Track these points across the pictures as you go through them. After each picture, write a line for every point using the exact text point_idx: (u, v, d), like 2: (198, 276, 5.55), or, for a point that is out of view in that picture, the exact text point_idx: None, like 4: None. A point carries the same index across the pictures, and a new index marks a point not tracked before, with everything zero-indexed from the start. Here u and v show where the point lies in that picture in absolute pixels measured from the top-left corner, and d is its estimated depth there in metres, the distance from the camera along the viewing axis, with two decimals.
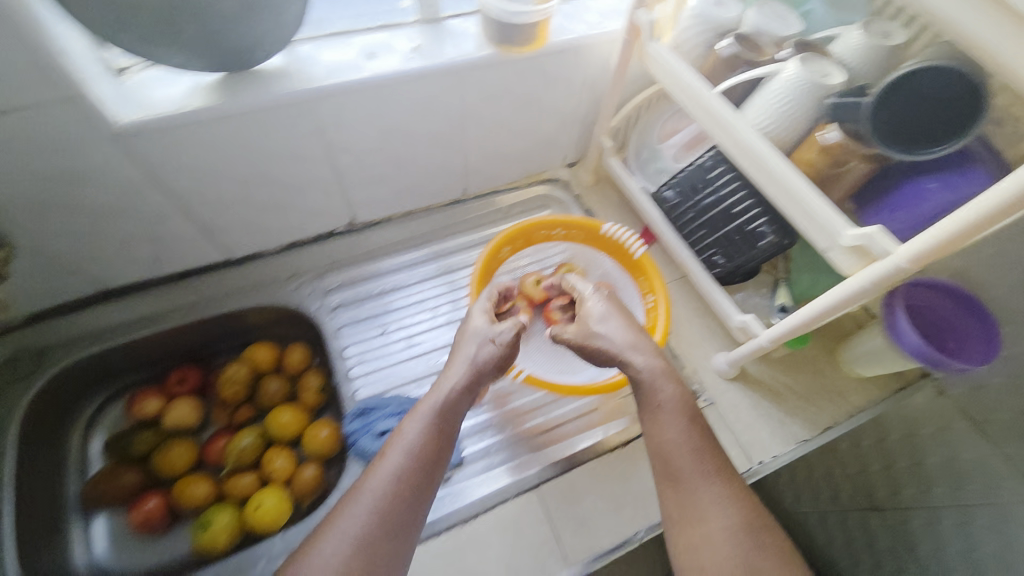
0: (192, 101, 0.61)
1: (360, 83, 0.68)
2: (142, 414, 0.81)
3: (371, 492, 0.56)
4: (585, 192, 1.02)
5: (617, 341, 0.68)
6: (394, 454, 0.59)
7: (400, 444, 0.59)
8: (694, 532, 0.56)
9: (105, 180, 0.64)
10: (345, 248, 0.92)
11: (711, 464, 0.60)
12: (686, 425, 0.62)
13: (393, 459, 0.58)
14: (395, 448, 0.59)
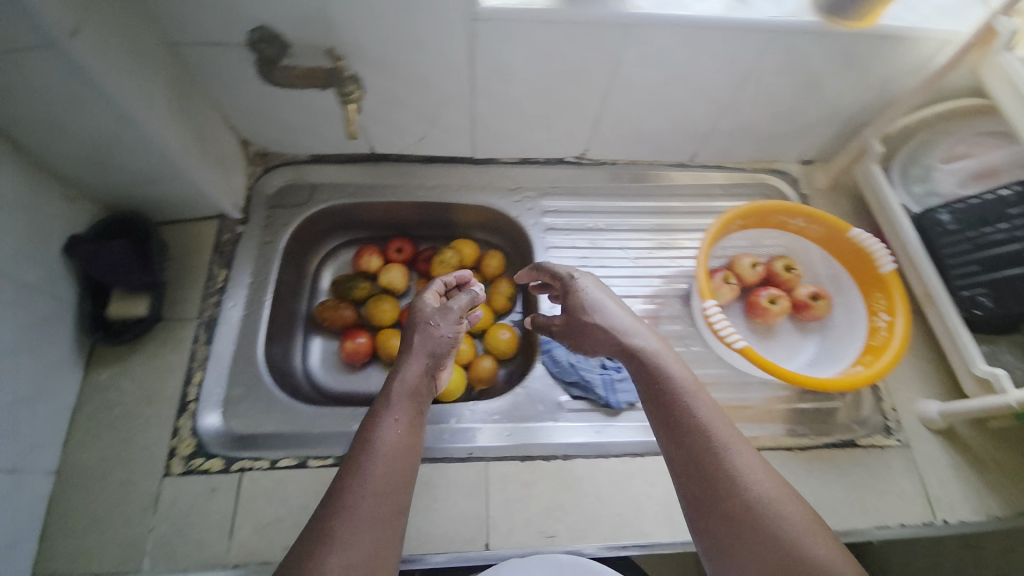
0: (541, 2, 0.65)
1: (687, 23, 0.68)
2: (365, 267, 0.92)
3: (382, 452, 0.55)
4: (814, 195, 0.97)
5: (617, 325, 0.67)
6: (394, 415, 0.59)
7: (399, 401, 0.60)
8: (739, 523, 0.51)
9: (438, 55, 0.70)
10: (567, 178, 0.96)
11: (727, 435, 0.56)
12: (700, 414, 0.58)
13: (396, 418, 0.59)
14: (397, 407, 0.60)
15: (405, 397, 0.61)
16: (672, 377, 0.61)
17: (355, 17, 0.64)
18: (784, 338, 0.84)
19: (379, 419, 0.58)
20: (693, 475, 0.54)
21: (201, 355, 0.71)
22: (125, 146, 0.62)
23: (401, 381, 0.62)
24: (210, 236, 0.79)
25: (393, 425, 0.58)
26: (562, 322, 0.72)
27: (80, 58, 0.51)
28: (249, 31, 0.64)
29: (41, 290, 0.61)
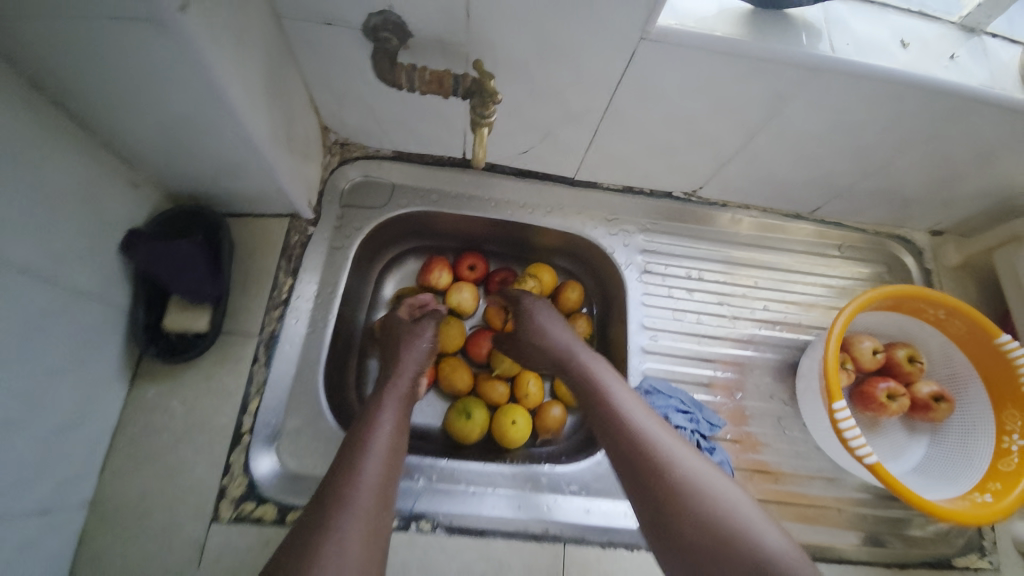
0: (723, 27, 0.53)
1: (887, 76, 0.56)
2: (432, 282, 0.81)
3: (376, 449, 0.54)
4: (939, 271, 0.88)
5: (557, 345, 0.70)
6: (388, 416, 0.58)
7: (388, 405, 0.59)
8: (705, 537, 0.49)
9: (581, 70, 0.58)
10: (672, 214, 0.85)
11: (676, 445, 0.56)
12: (616, 422, 0.59)
13: (386, 420, 0.57)
14: (387, 410, 0.59)
15: (398, 401, 0.61)
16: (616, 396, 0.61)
17: (499, 16, 0.52)
18: (888, 434, 0.78)
19: (375, 419, 0.57)
20: (652, 494, 0.53)
21: (259, 379, 0.62)
22: (211, 136, 0.52)
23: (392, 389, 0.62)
24: (279, 237, 0.68)
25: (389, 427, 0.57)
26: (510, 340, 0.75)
27: (188, 39, 0.40)
28: (371, 14, 0.52)
29: (93, 291, 0.53)
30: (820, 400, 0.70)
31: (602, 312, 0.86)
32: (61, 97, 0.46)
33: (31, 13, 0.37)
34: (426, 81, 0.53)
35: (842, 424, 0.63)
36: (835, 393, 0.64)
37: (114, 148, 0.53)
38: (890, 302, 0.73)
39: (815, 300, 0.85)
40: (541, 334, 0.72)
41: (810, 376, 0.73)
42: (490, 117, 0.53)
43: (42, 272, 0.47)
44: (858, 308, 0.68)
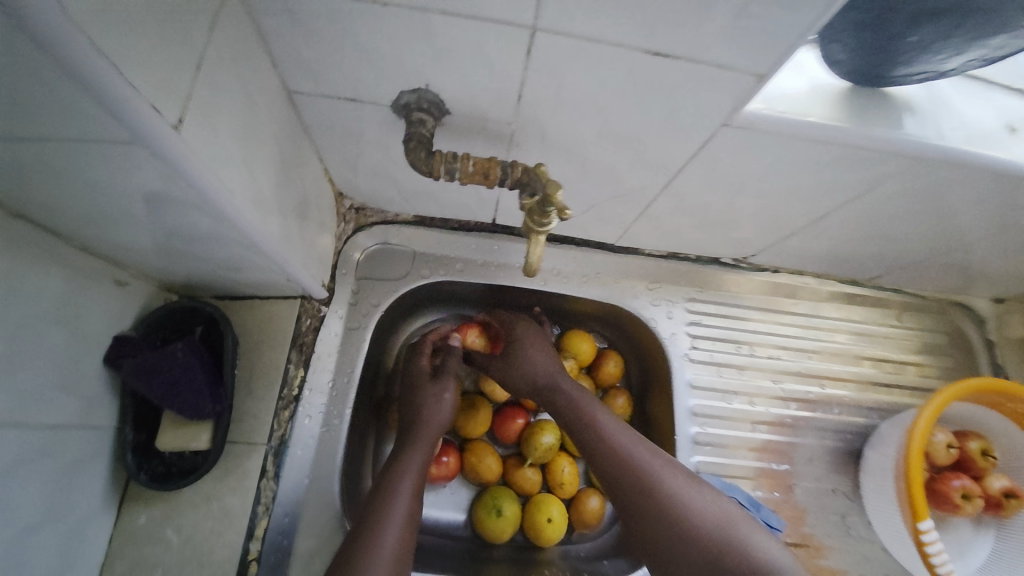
0: (817, 110, 0.45)
1: (998, 166, 0.49)
2: None
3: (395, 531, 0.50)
4: (1001, 343, 0.82)
5: (537, 369, 0.63)
6: (406, 484, 0.54)
7: (407, 473, 0.55)
8: (705, 561, 0.46)
9: (645, 152, 0.50)
10: (718, 282, 0.77)
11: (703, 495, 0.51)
12: (615, 462, 0.54)
13: (404, 490, 0.53)
14: (407, 478, 0.55)
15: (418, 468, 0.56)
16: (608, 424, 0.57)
17: (556, 99, 0.44)
18: (954, 528, 0.72)
19: (394, 491, 0.53)
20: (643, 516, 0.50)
21: (267, 496, 0.54)
22: (212, 241, 0.44)
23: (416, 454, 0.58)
24: (290, 324, 0.60)
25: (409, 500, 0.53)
26: (495, 364, 0.66)
27: (181, 162, 0.32)
28: (403, 91, 0.44)
29: (72, 423, 0.44)
30: (899, 512, 0.62)
31: (641, 386, 0.78)
32: (24, 211, 0.38)
33: None
34: (470, 172, 0.45)
35: (927, 545, 0.57)
36: (919, 510, 0.58)
37: (93, 251, 0.45)
38: (968, 395, 0.66)
39: (871, 376, 0.78)
40: (526, 355, 0.64)
41: (881, 476, 0.66)
42: (546, 226, 0.48)
43: (9, 424, 0.39)
44: (940, 408, 0.62)
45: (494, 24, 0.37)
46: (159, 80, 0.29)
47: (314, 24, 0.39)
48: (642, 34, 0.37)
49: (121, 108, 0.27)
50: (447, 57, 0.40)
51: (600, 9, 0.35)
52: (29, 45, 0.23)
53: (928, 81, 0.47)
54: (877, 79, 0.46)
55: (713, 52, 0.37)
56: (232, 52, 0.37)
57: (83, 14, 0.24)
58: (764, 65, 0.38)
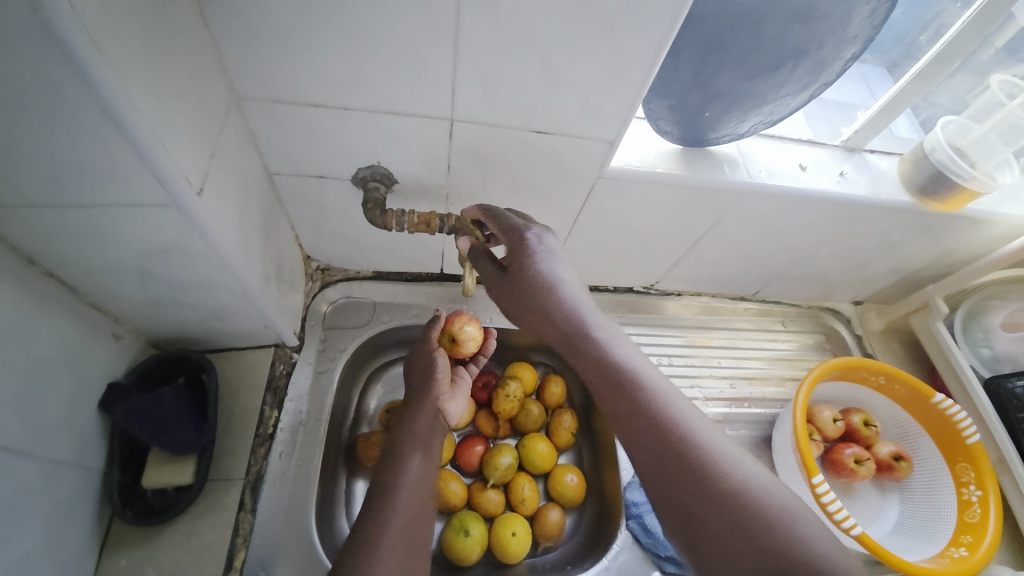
0: (662, 164, 0.64)
1: (798, 194, 0.68)
2: None
3: (408, 487, 0.58)
4: (868, 335, 1.00)
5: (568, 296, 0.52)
6: (416, 453, 0.62)
7: (414, 443, 0.63)
8: (685, 490, 0.40)
9: (550, 201, 0.66)
10: (636, 307, 0.92)
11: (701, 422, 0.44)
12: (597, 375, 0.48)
13: (416, 457, 0.61)
14: (414, 448, 0.62)
15: (422, 437, 0.64)
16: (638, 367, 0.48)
17: (476, 166, 0.60)
18: (863, 496, 0.82)
19: (403, 461, 0.60)
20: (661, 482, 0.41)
21: (246, 528, 0.59)
22: (208, 290, 0.54)
23: (416, 426, 0.65)
24: (264, 369, 0.68)
25: (421, 464, 0.61)
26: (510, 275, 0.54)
27: (200, 219, 0.44)
28: (360, 167, 0.59)
29: (67, 459, 0.51)
30: (800, 474, 0.75)
31: (585, 404, 0.89)
32: (55, 270, 0.47)
33: (49, 207, 0.40)
34: (416, 223, 0.59)
35: (822, 497, 0.69)
36: (811, 468, 0.71)
37: (101, 307, 0.53)
38: (838, 373, 0.82)
39: (779, 374, 0.92)
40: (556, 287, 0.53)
41: (785, 451, 0.79)
42: (477, 255, 0.61)
43: (18, 450, 0.46)
44: (812, 383, 0.77)
45: (424, 117, 0.53)
46: (191, 162, 0.42)
47: (293, 123, 0.53)
48: (525, 118, 0.54)
49: (169, 180, 0.39)
50: (392, 141, 0.56)
51: (494, 104, 0.52)
52: (120, 142, 0.36)
53: (737, 139, 0.66)
54: (700, 140, 0.65)
55: (575, 127, 0.55)
56: (233, 145, 0.51)
57: (156, 122, 0.37)
58: (610, 134, 0.56)
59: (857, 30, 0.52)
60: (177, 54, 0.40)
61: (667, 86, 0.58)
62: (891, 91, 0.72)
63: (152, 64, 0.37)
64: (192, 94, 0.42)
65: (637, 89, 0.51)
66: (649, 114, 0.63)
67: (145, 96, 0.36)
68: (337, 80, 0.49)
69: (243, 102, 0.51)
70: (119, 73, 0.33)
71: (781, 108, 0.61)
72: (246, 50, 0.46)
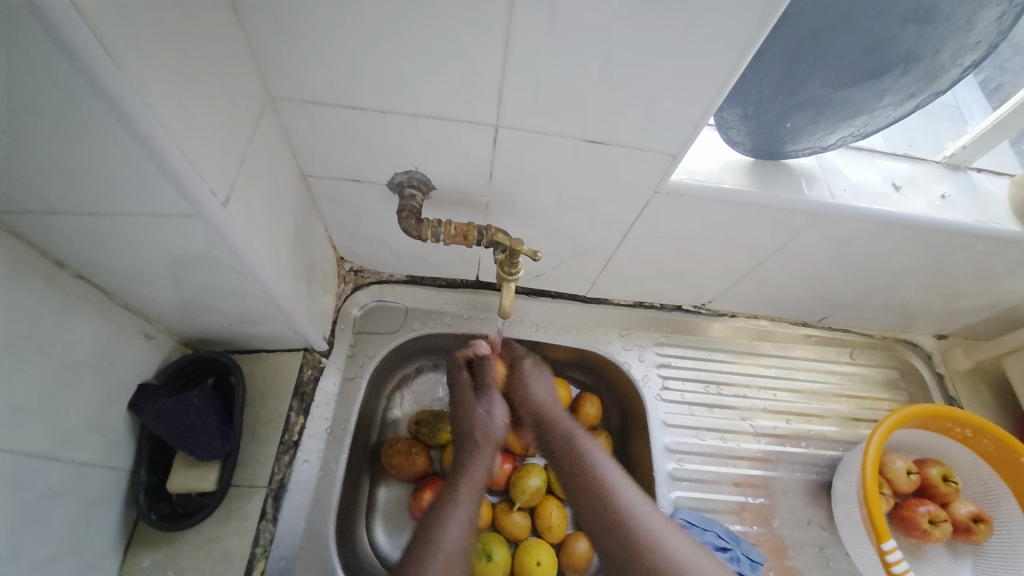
0: (729, 179, 0.57)
1: (890, 218, 0.59)
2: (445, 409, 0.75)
3: (446, 550, 0.56)
4: (951, 375, 0.88)
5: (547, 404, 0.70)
6: (462, 510, 0.60)
7: (462, 496, 0.61)
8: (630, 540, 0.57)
9: (599, 215, 0.60)
10: (683, 327, 0.84)
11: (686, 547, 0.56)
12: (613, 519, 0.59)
13: (458, 514, 0.59)
14: (462, 503, 0.60)
15: (474, 493, 0.62)
16: (612, 485, 0.62)
17: (519, 175, 0.55)
18: (933, 559, 0.73)
19: (446, 515, 0.59)
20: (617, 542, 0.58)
21: (265, 538, 0.58)
22: (236, 297, 0.52)
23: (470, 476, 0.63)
24: (292, 374, 0.66)
25: (464, 520, 0.59)
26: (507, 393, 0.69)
27: (225, 230, 0.42)
28: (397, 173, 0.55)
29: (94, 461, 0.51)
30: (865, 535, 0.67)
31: (621, 427, 0.83)
32: (85, 273, 0.47)
33: (75, 215, 0.39)
34: (452, 235, 0.55)
35: (893, 566, 0.61)
36: (881, 531, 0.63)
37: (132, 308, 0.53)
38: (916, 420, 0.72)
39: (842, 411, 0.83)
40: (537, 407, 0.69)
41: (848, 503, 0.70)
42: (515, 275, 0.57)
43: (45, 456, 0.46)
44: (886, 431, 0.67)
45: (466, 122, 0.49)
46: (217, 171, 0.40)
47: (330, 125, 0.50)
48: (577, 127, 0.48)
49: (193, 191, 0.37)
50: (431, 147, 0.52)
51: (544, 112, 0.47)
52: (139, 155, 0.34)
53: (819, 152, 0.58)
54: (775, 153, 0.57)
55: (633, 138, 0.49)
56: (267, 149, 0.48)
57: (178, 132, 0.35)
58: (674, 147, 0.50)
59: (981, 35, 0.44)
60: (203, 57, 0.37)
61: (744, 93, 0.51)
62: (1000, 109, 0.63)
63: (177, 70, 0.35)
64: (220, 100, 0.40)
65: (708, 99, 0.45)
66: (719, 124, 0.56)
67: (166, 105, 0.34)
68: (374, 82, 0.45)
69: (278, 103, 0.48)
70: (136, 82, 0.31)
71: (878, 120, 0.52)
72: (282, 49, 0.43)
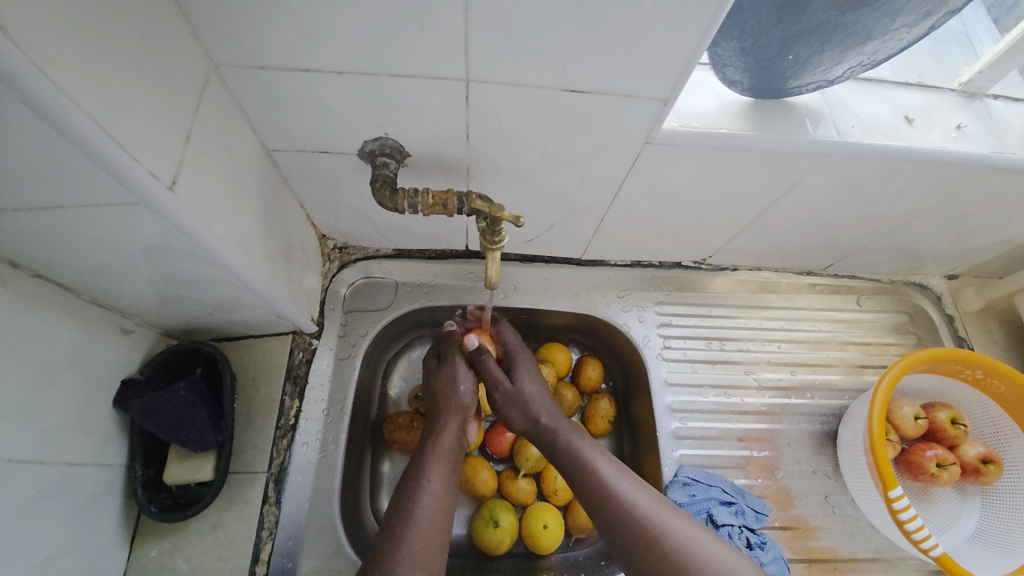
0: (727, 123, 0.52)
1: (900, 155, 0.55)
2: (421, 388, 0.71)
3: (420, 522, 0.51)
4: (962, 316, 0.86)
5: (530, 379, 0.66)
6: (436, 479, 0.55)
7: (433, 466, 0.56)
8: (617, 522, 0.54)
9: (589, 171, 0.56)
10: (683, 284, 0.81)
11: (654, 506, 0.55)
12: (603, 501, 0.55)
13: (431, 483, 0.55)
14: (435, 472, 0.56)
15: (445, 460, 0.57)
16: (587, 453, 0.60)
17: (497, 134, 0.51)
18: (941, 501, 0.73)
19: (418, 486, 0.54)
20: (599, 514, 0.55)
21: (270, 521, 0.58)
22: (208, 286, 0.50)
23: (440, 443, 0.59)
24: (283, 358, 0.65)
25: (440, 488, 0.55)
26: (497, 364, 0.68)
27: (178, 217, 0.39)
28: (367, 140, 0.51)
29: (86, 460, 0.50)
30: (872, 481, 0.66)
31: (624, 388, 0.82)
32: (43, 272, 0.44)
33: (11, 211, 0.36)
34: (430, 204, 0.52)
35: (901, 513, 0.61)
36: (888, 479, 0.62)
37: (103, 304, 0.51)
38: (927, 364, 0.70)
39: (848, 359, 0.81)
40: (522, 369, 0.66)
41: (854, 451, 0.70)
42: (500, 243, 0.54)
43: (30, 460, 0.45)
44: (896, 378, 0.65)
45: (432, 78, 0.44)
46: (155, 152, 0.36)
47: (284, 93, 0.46)
48: (555, 76, 0.44)
49: (130, 177, 0.34)
50: (400, 109, 0.47)
51: (516, 61, 0.42)
52: (60, 142, 0.30)
53: (824, 86, 0.53)
54: (776, 91, 0.52)
55: (618, 84, 0.45)
56: (217, 124, 0.44)
57: (99, 112, 0.31)
58: (663, 92, 0.45)
59: None
60: (119, 22, 0.33)
61: (740, 23, 0.46)
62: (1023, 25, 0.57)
63: (87, 37, 0.30)
64: (149, 70, 0.36)
65: (700, 33, 0.40)
66: (713, 61, 0.51)
67: (79, 82, 0.30)
68: (327, 39, 0.40)
69: (223, 71, 0.43)
70: (36, 56, 0.27)
71: (890, 46, 0.47)
72: (216, 7, 0.38)
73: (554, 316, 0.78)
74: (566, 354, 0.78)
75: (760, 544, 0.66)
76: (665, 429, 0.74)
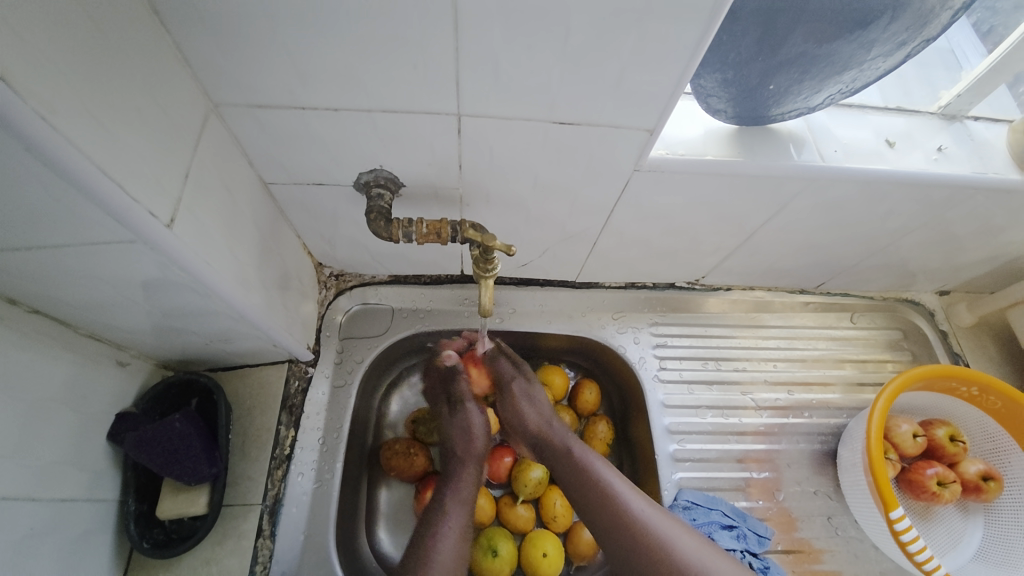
0: (712, 150, 0.53)
1: (883, 178, 0.56)
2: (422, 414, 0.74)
3: (443, 561, 0.57)
4: (955, 331, 0.86)
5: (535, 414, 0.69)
6: (453, 522, 0.61)
7: (451, 511, 0.62)
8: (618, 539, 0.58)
9: (580, 198, 0.57)
10: (677, 304, 0.82)
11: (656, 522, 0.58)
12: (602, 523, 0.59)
13: (448, 529, 0.60)
14: (452, 515, 0.61)
15: (463, 506, 0.63)
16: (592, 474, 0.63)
17: (489, 164, 0.52)
18: (944, 521, 0.72)
19: (438, 530, 0.60)
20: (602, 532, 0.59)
21: (264, 555, 0.57)
22: (205, 317, 0.50)
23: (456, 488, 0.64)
24: (279, 387, 0.65)
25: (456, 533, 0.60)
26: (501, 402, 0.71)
27: (175, 253, 0.39)
28: (361, 172, 0.52)
29: (78, 495, 0.50)
30: (872, 502, 0.66)
31: (622, 410, 0.81)
32: (40, 307, 0.45)
33: (11, 251, 0.36)
34: (424, 233, 0.53)
35: (902, 535, 0.60)
36: (889, 500, 0.61)
37: (99, 337, 0.51)
38: (922, 382, 0.70)
39: (844, 378, 0.82)
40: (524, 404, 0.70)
41: (853, 471, 0.69)
42: (492, 270, 0.55)
43: (22, 498, 0.44)
44: (892, 397, 0.66)
45: (425, 113, 0.45)
46: (153, 190, 0.37)
47: (281, 129, 0.47)
48: (543, 109, 0.45)
49: (130, 217, 0.35)
50: (394, 142, 0.49)
51: (505, 96, 0.44)
52: (62, 185, 0.31)
53: (807, 113, 0.54)
54: (760, 118, 0.53)
55: (605, 115, 0.46)
56: (215, 160, 0.45)
57: (100, 155, 0.32)
58: (650, 122, 0.47)
59: None
60: (121, 68, 0.34)
61: (722, 55, 0.47)
62: (995, 52, 0.59)
63: (91, 85, 0.32)
64: (150, 113, 0.37)
65: (682, 67, 0.41)
66: (698, 91, 0.52)
67: (80, 128, 0.31)
68: (323, 79, 0.42)
69: (221, 109, 0.45)
70: (39, 104, 0.28)
71: (868, 75, 0.48)
72: (215, 52, 0.39)
73: (550, 338, 0.78)
74: (562, 378, 0.78)
75: (762, 569, 0.66)
76: (663, 451, 0.73)
